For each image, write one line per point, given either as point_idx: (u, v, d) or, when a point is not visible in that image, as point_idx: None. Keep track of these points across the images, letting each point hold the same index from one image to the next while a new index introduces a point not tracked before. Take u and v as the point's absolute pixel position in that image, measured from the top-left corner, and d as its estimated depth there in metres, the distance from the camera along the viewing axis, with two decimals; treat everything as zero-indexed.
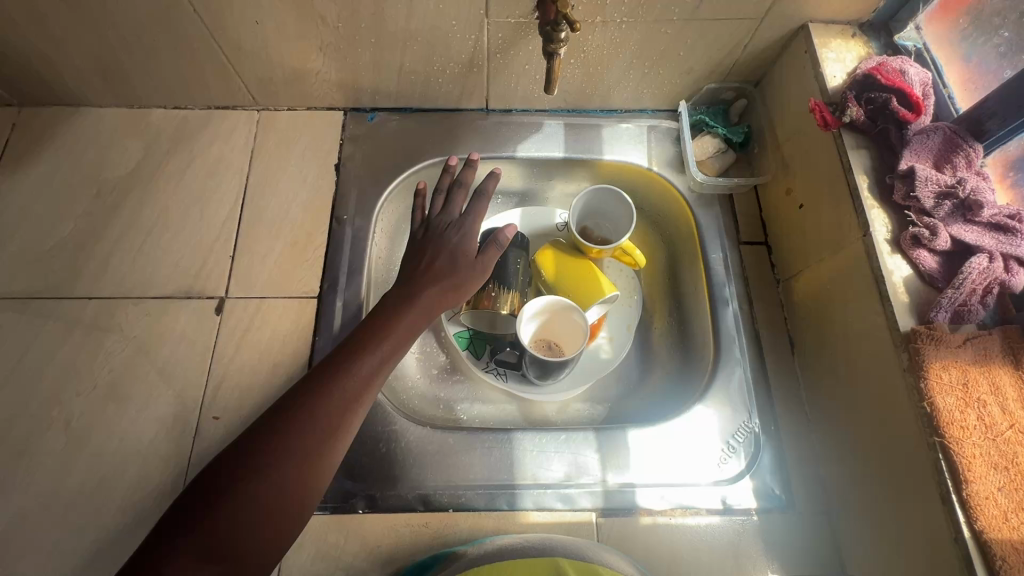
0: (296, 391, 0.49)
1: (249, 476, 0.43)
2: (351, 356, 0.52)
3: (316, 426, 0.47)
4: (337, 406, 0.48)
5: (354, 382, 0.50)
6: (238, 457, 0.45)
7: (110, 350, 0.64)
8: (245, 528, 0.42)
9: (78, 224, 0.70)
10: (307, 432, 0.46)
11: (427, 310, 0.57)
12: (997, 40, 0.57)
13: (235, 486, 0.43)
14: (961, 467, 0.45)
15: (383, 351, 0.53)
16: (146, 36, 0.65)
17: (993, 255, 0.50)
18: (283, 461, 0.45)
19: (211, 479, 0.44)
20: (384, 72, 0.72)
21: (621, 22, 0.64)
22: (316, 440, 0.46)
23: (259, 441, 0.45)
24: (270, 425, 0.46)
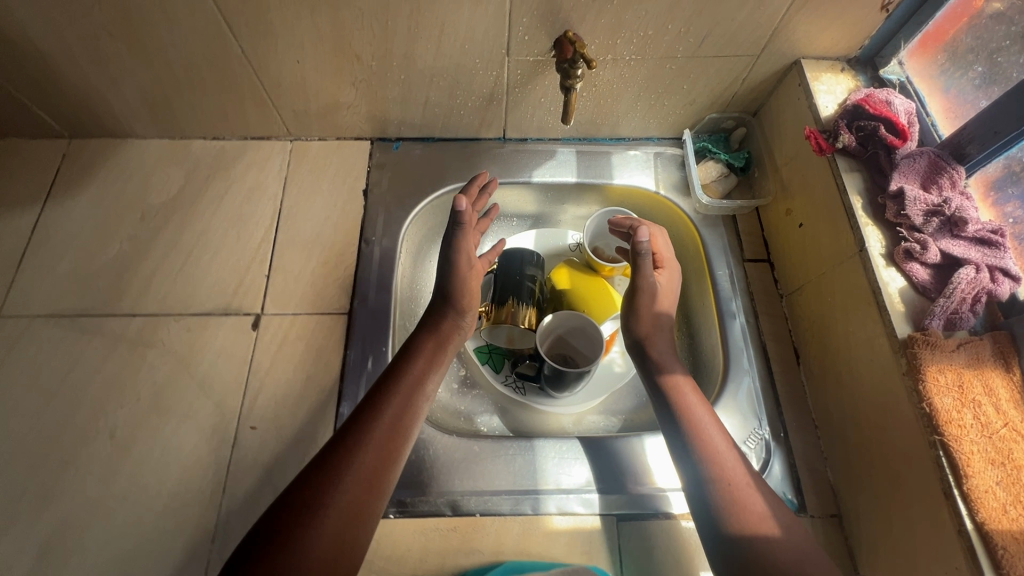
0: (332, 443, 0.52)
1: (305, 531, 0.45)
2: (382, 402, 0.55)
3: (371, 448, 0.52)
4: (388, 427, 0.54)
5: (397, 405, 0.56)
6: (292, 511, 0.46)
7: (153, 364, 0.68)
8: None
9: (124, 246, 0.75)
10: (352, 481, 0.49)
11: (440, 355, 0.62)
12: (972, 74, 0.62)
13: (294, 540, 0.44)
14: (960, 463, 0.49)
15: (417, 377, 0.59)
16: (195, 74, 0.71)
17: (980, 267, 0.54)
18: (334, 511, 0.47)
19: (269, 530, 0.45)
20: (411, 104, 0.78)
21: (630, 60, 0.70)
22: (363, 487, 0.49)
23: (307, 496, 0.47)
24: (316, 477, 0.49)
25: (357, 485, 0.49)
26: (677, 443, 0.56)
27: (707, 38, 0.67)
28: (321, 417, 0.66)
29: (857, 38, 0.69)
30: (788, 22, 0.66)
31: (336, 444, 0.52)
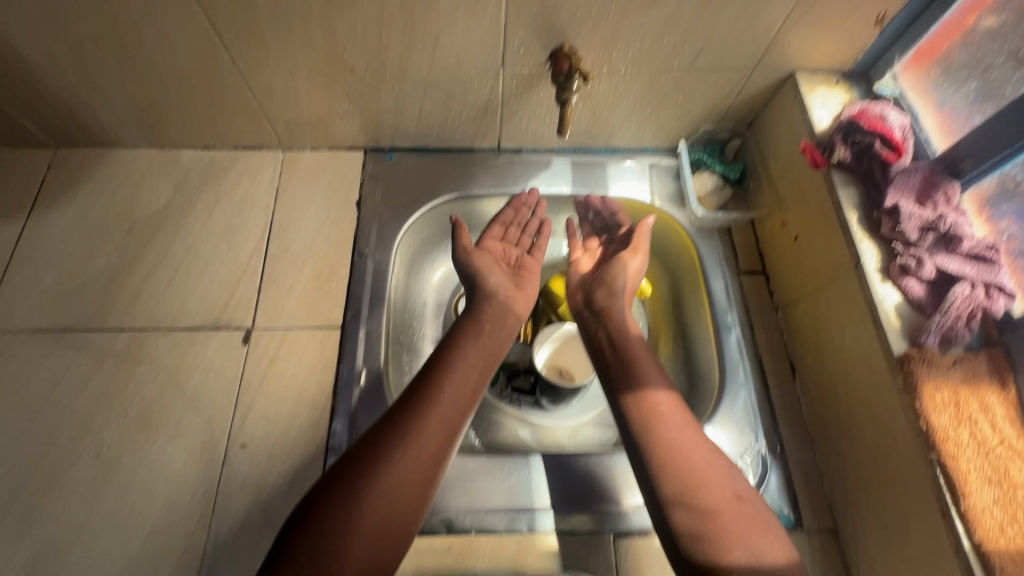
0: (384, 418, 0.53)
1: (380, 476, 0.48)
2: (439, 382, 0.56)
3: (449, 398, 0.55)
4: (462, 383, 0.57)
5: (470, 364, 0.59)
6: (345, 484, 0.48)
7: (140, 380, 0.66)
8: (357, 553, 0.44)
9: (111, 259, 0.74)
10: (432, 426, 0.52)
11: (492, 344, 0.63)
12: (967, 90, 0.63)
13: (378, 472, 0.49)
14: (957, 481, 0.49)
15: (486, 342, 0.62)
16: (185, 85, 0.70)
17: (975, 284, 0.54)
18: (383, 483, 0.48)
19: (357, 461, 0.50)
20: (405, 115, 0.77)
21: (626, 72, 0.70)
22: (436, 442, 0.52)
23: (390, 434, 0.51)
24: (379, 439, 0.51)
25: (417, 454, 0.50)
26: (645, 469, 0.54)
27: (703, 51, 0.67)
28: (313, 434, 0.65)
29: (852, 52, 0.69)
30: (783, 36, 0.66)
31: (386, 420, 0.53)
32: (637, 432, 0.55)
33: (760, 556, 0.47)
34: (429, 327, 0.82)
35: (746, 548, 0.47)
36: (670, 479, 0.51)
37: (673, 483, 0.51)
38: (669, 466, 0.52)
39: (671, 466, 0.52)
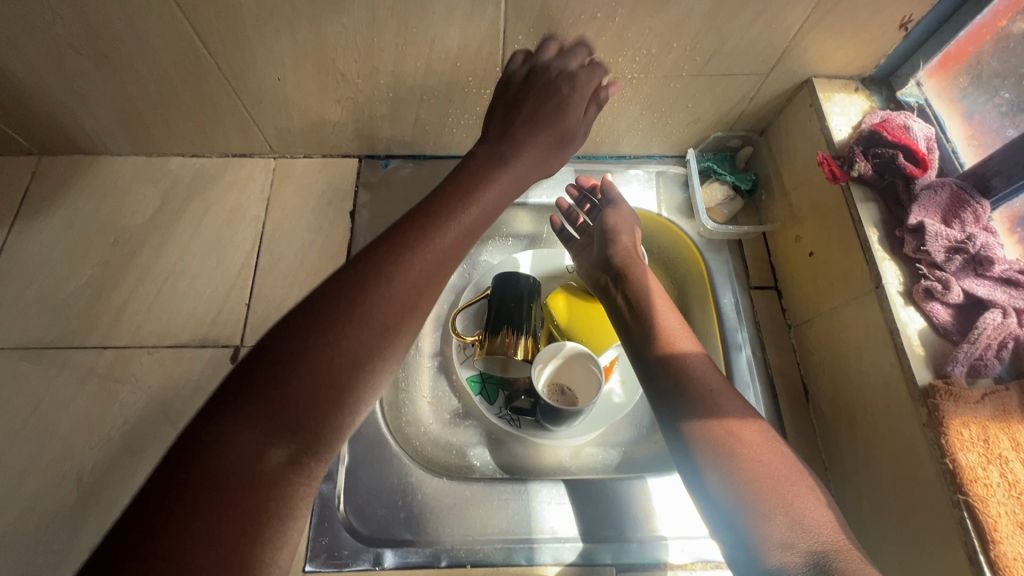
0: (325, 306, 0.41)
1: (279, 388, 0.37)
2: (363, 286, 0.42)
3: (401, 285, 0.43)
4: (424, 268, 0.44)
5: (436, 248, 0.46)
6: (236, 397, 0.38)
7: (124, 401, 0.64)
8: (240, 431, 0.36)
9: (96, 272, 0.71)
10: (362, 322, 0.40)
11: (474, 231, 0.50)
12: (998, 100, 0.59)
13: (278, 380, 0.38)
14: (987, 527, 0.45)
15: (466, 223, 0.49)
16: (170, 92, 0.67)
17: (1006, 310, 0.51)
18: (248, 429, 0.36)
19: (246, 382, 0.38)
20: (400, 122, 0.73)
21: (633, 78, 0.66)
22: (365, 341, 0.40)
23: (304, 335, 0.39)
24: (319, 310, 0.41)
25: (330, 354, 0.39)
26: (689, 469, 0.53)
27: (714, 56, 0.63)
28: None
29: (873, 57, 0.66)
30: (802, 40, 0.62)
31: (281, 349, 0.39)
32: (671, 407, 0.56)
33: (807, 529, 0.46)
34: (426, 340, 0.79)
35: (790, 519, 0.46)
36: (712, 454, 0.52)
37: (715, 451, 0.52)
38: (720, 455, 0.51)
39: (718, 448, 0.51)
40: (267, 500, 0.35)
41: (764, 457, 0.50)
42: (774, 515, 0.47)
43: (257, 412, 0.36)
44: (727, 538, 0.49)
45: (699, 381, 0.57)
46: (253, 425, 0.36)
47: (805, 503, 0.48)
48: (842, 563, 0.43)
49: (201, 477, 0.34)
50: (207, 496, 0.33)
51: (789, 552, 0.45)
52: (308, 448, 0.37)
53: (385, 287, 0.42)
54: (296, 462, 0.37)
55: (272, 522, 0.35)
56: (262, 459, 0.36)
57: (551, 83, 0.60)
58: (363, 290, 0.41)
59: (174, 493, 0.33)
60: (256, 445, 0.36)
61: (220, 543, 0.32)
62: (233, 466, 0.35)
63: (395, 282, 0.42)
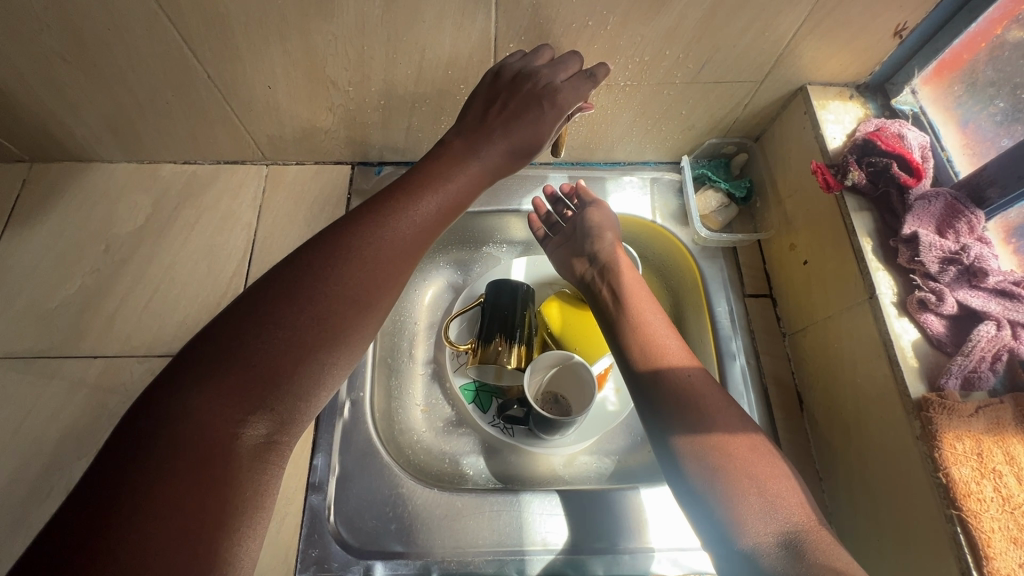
0: (294, 282, 0.41)
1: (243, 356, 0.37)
2: (331, 257, 0.43)
3: (369, 254, 0.44)
4: (393, 239, 0.46)
5: (407, 221, 0.47)
6: (198, 363, 0.37)
7: (113, 411, 0.63)
8: (202, 400, 0.36)
9: (86, 281, 0.71)
10: (334, 290, 0.41)
11: (443, 218, 0.51)
12: (993, 109, 0.59)
13: (242, 348, 0.38)
14: (980, 543, 0.45)
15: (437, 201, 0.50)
16: (159, 100, 0.66)
17: (1001, 323, 0.50)
18: (211, 397, 0.36)
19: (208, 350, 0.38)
20: (392, 129, 0.73)
21: (626, 86, 0.66)
22: (335, 306, 0.41)
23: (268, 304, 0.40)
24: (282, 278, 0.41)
25: (300, 322, 0.40)
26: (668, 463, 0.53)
27: (708, 63, 0.63)
28: (293, 470, 0.61)
29: (867, 65, 0.65)
30: (795, 47, 0.61)
31: (245, 319, 0.39)
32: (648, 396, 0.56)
33: (779, 512, 0.46)
34: (420, 347, 0.79)
35: (763, 502, 0.47)
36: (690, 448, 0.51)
37: (689, 442, 0.52)
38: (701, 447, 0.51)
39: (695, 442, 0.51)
40: (236, 474, 0.36)
41: (736, 444, 0.50)
42: (748, 503, 0.47)
43: (226, 388, 0.37)
44: (702, 524, 0.49)
45: (689, 391, 0.55)
46: (226, 404, 0.36)
47: (779, 486, 0.48)
48: (811, 543, 0.44)
49: (174, 457, 0.34)
50: (182, 475, 0.33)
51: (762, 534, 0.45)
52: (280, 426, 0.39)
53: (347, 262, 0.43)
54: (270, 441, 0.38)
55: (249, 500, 0.36)
56: (238, 438, 0.37)
57: (533, 93, 0.55)
58: (335, 271, 0.42)
59: (145, 473, 0.33)
60: (230, 423, 0.36)
61: (197, 524, 0.33)
62: (207, 445, 0.35)
63: (369, 258, 0.44)
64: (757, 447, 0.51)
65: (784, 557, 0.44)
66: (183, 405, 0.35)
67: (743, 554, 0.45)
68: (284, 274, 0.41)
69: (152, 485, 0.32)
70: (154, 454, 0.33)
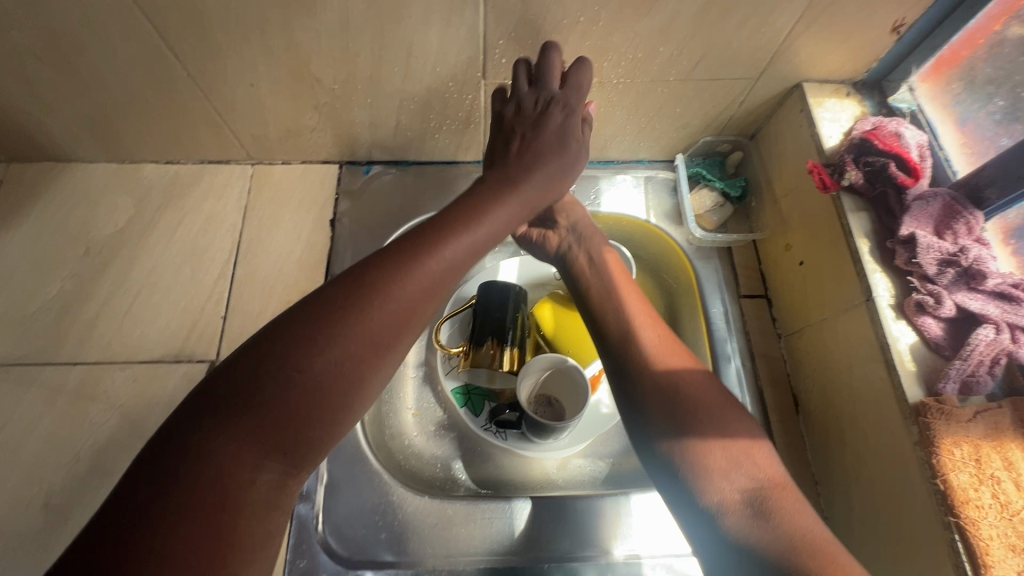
0: (318, 318, 0.37)
1: (266, 403, 0.34)
2: (363, 292, 0.39)
3: (405, 292, 0.40)
4: (429, 280, 0.42)
5: (443, 258, 0.43)
6: (218, 405, 0.34)
7: (94, 420, 0.62)
8: (221, 447, 0.33)
9: (66, 285, 0.69)
10: (363, 333, 0.37)
11: (477, 249, 0.47)
12: (992, 108, 0.58)
13: (269, 394, 0.34)
14: (978, 551, 0.44)
15: (473, 237, 0.46)
16: (139, 98, 0.64)
17: (999, 326, 0.50)
18: (231, 445, 0.33)
19: (229, 393, 0.34)
20: (380, 127, 0.71)
21: (618, 83, 0.64)
22: (366, 352, 0.37)
23: (297, 342, 0.36)
24: (311, 313, 0.37)
25: (331, 369, 0.36)
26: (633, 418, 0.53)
27: (702, 60, 0.61)
28: None
29: (864, 61, 0.64)
30: (791, 44, 0.60)
31: (270, 360, 0.35)
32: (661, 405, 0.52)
33: (745, 469, 0.46)
34: (411, 350, 0.77)
35: (728, 457, 0.47)
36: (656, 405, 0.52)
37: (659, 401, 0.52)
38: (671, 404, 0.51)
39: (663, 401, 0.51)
40: (248, 523, 0.33)
41: (715, 408, 0.51)
42: (713, 458, 0.47)
43: (247, 433, 0.34)
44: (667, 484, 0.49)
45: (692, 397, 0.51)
46: (243, 451, 0.33)
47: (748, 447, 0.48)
48: (775, 500, 0.45)
49: (183, 508, 0.31)
50: (197, 520, 0.31)
51: (728, 491, 0.46)
52: (294, 470, 0.36)
53: (380, 300, 0.39)
54: (282, 484, 0.35)
55: (257, 551, 0.33)
56: (250, 485, 0.34)
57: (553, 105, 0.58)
58: (357, 312, 0.38)
59: (161, 510, 0.30)
60: (244, 469, 0.33)
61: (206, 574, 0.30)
62: (218, 493, 0.32)
63: (402, 297, 0.40)
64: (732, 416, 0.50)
65: (749, 515, 0.44)
66: (198, 448, 0.32)
67: (706, 512, 0.46)
68: (311, 311, 0.37)
69: (163, 534, 0.30)
70: (166, 492, 0.31)
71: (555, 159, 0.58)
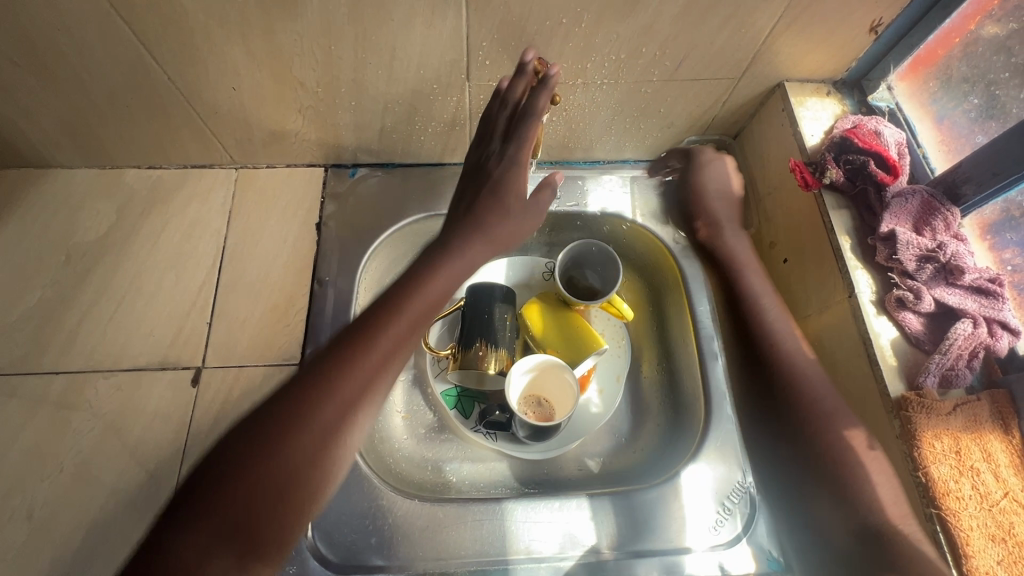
0: (284, 404, 0.39)
1: (230, 490, 0.36)
2: (325, 374, 0.41)
3: (364, 364, 0.42)
4: (388, 345, 0.43)
5: (401, 322, 0.45)
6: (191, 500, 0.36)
7: (77, 429, 0.61)
8: (188, 537, 0.34)
9: (46, 293, 0.68)
10: (324, 407, 0.39)
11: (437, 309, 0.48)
12: (968, 106, 0.59)
13: (233, 478, 0.36)
14: (960, 541, 0.47)
15: (431, 294, 0.48)
16: (118, 103, 0.63)
17: (977, 321, 0.51)
18: (194, 537, 0.34)
19: (200, 484, 0.36)
20: (366, 130, 0.71)
21: (603, 84, 0.64)
22: (327, 423, 0.39)
23: (263, 427, 0.38)
24: (278, 400, 0.40)
25: (291, 445, 0.37)
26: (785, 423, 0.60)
27: (685, 61, 0.62)
28: None
29: (844, 60, 0.65)
30: (772, 44, 0.61)
31: (239, 446, 0.38)
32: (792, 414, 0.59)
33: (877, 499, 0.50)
34: None
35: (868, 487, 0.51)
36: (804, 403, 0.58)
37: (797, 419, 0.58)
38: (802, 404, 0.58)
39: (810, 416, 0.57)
40: None
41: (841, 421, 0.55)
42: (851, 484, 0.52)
43: (209, 523, 0.35)
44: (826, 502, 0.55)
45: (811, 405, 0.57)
46: (201, 540, 0.34)
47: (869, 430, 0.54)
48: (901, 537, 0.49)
49: None
50: None
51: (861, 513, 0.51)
52: (258, 555, 0.35)
53: (341, 374, 0.41)
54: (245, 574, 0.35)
55: None
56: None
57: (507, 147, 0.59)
58: (315, 391, 0.40)
59: None
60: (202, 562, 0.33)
61: None
62: None
63: (360, 369, 0.41)
64: (832, 408, 0.56)
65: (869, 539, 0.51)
66: (168, 541, 0.34)
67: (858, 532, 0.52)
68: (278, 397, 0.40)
69: None
70: None
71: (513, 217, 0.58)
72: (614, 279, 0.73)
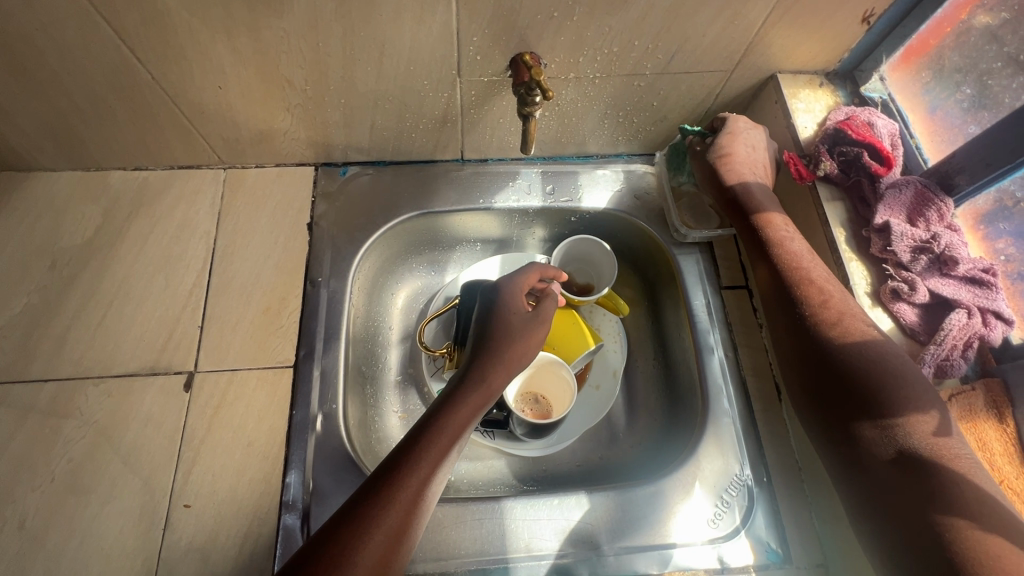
0: (362, 505, 0.44)
1: None
2: (395, 477, 0.45)
3: (429, 463, 0.47)
4: (444, 444, 0.49)
5: (454, 422, 0.51)
6: None
7: (68, 438, 0.60)
8: None
9: (32, 299, 0.66)
10: (398, 503, 0.44)
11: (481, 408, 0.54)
12: (960, 96, 0.60)
13: None
14: None
15: (475, 397, 0.53)
16: (101, 104, 0.62)
17: (972, 310, 0.52)
18: None
19: None
20: (355, 128, 0.70)
21: (595, 78, 0.64)
22: (401, 519, 0.44)
23: (346, 529, 0.42)
24: (355, 505, 0.44)
25: (374, 543, 0.42)
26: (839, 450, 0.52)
27: (677, 54, 0.61)
28: (265, 489, 0.59)
29: (836, 52, 0.65)
30: (765, 36, 0.60)
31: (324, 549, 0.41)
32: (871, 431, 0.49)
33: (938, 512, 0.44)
34: (393, 353, 0.76)
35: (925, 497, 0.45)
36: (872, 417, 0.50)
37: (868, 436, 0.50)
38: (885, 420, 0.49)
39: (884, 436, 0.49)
40: None
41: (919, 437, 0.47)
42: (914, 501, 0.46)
43: None
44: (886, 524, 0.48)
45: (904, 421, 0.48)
46: None
47: (918, 417, 0.48)
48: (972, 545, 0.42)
49: None
50: None
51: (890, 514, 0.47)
52: None
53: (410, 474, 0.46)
54: None
55: None
56: None
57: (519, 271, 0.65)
58: (390, 491, 0.44)
59: None
60: None
61: None
62: None
63: (426, 468, 0.47)
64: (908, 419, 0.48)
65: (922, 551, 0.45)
66: None
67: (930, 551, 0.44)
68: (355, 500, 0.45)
69: None
70: None
71: (530, 335, 0.60)
72: (612, 276, 0.73)
